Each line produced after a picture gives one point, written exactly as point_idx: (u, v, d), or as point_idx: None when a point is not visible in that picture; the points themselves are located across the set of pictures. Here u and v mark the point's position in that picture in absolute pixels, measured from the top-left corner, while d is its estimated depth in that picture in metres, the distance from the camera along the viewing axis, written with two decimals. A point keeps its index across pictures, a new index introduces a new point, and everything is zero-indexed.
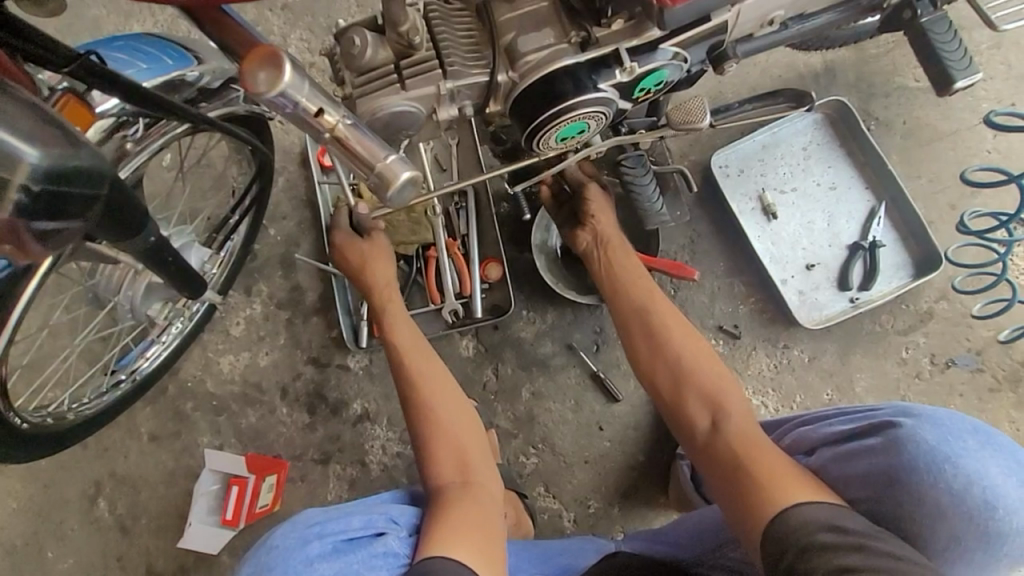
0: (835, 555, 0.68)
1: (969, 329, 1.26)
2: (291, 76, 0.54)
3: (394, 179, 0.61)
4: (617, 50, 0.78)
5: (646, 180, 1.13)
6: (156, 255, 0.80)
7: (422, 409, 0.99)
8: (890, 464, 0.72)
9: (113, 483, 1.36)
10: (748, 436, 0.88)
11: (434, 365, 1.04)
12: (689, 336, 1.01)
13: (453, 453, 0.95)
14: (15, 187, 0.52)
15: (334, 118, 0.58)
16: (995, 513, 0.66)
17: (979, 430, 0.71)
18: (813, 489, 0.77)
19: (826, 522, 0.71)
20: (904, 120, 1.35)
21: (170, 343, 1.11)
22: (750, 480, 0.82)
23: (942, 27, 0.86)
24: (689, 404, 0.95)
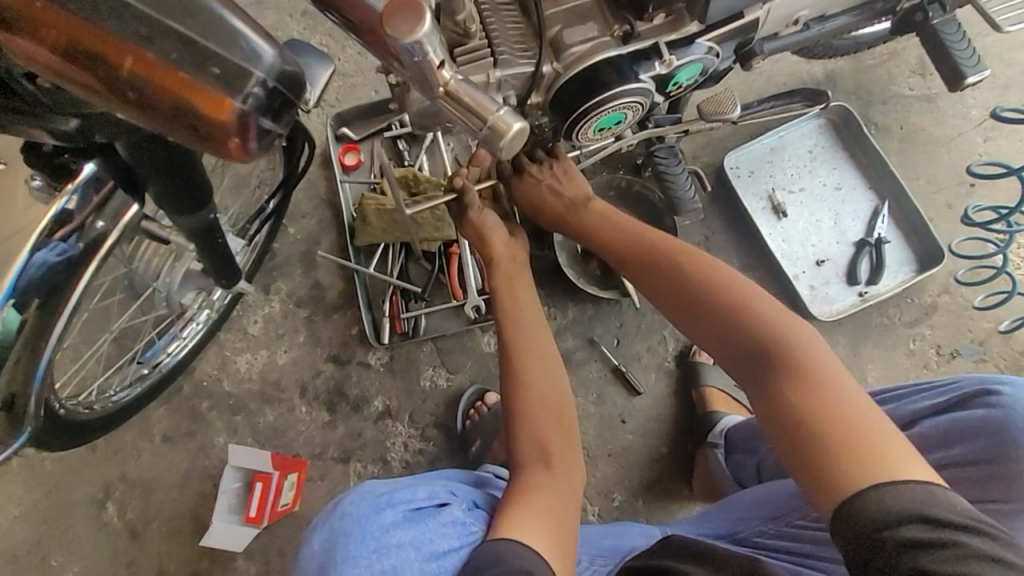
0: (919, 554, 0.59)
1: (971, 320, 1.32)
2: (429, 28, 0.49)
3: (507, 129, 0.57)
4: (657, 44, 0.83)
5: (678, 170, 1.27)
6: (207, 236, 0.80)
7: (518, 368, 0.93)
8: (1004, 422, 0.75)
9: (124, 486, 1.32)
10: (807, 373, 0.73)
11: (531, 335, 0.95)
12: (713, 285, 0.84)
13: (552, 434, 0.90)
14: (254, 80, 0.47)
15: (449, 75, 0.55)
16: None
17: None
18: (904, 462, 0.65)
19: (914, 512, 0.60)
20: (901, 125, 1.43)
21: (192, 336, 1.11)
22: (818, 453, 0.68)
23: (951, 29, 0.95)
24: (733, 359, 0.81)
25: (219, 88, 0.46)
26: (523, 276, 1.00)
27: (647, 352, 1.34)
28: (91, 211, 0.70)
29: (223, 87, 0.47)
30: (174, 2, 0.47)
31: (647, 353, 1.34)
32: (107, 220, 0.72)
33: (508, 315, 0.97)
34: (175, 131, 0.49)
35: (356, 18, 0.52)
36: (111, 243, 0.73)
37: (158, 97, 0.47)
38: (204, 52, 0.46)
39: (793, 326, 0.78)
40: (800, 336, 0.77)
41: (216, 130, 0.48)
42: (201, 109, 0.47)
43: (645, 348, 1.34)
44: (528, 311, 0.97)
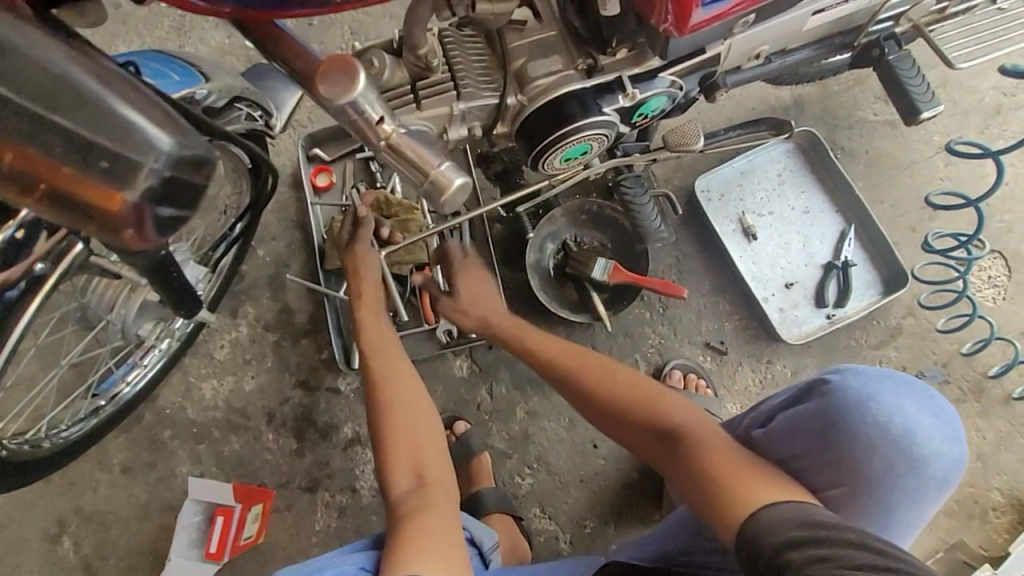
0: (809, 548, 0.63)
1: (935, 342, 1.34)
2: (363, 81, 0.51)
3: (447, 184, 0.56)
4: (620, 77, 0.83)
5: (643, 199, 1.29)
6: (162, 270, 0.77)
7: (384, 413, 0.95)
8: (830, 407, 0.78)
9: (79, 521, 1.27)
10: (696, 435, 0.83)
11: (398, 373, 0.99)
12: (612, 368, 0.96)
13: (422, 450, 0.93)
14: (144, 173, 0.56)
15: (390, 127, 0.54)
16: (914, 439, 0.75)
17: (899, 376, 0.80)
18: (778, 489, 0.72)
19: (797, 518, 0.67)
20: (866, 150, 1.46)
21: (152, 366, 1.07)
22: (713, 504, 0.74)
23: (906, 65, 0.98)
24: (643, 443, 0.90)
25: (107, 180, 0.54)
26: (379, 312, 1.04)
27: None
28: (37, 250, 0.68)
29: (112, 180, 0.54)
30: (61, 94, 0.51)
31: None
32: (51, 260, 0.70)
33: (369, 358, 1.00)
34: (65, 215, 0.56)
35: (298, 67, 0.54)
36: (54, 281, 0.71)
37: (45, 188, 0.53)
38: (94, 145, 0.53)
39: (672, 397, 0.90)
40: (679, 405, 0.89)
41: (113, 221, 0.57)
42: (93, 201, 0.55)
43: None
44: (388, 348, 1.01)
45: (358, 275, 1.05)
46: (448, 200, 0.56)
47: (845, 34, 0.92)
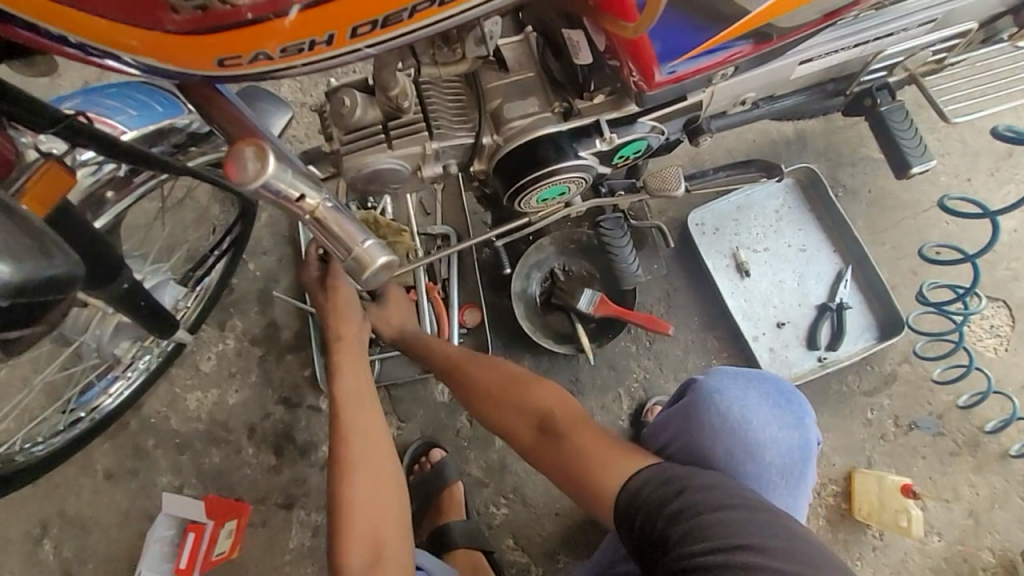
0: (671, 504, 0.81)
1: (930, 393, 1.30)
2: (275, 165, 0.54)
3: (371, 263, 0.62)
4: (598, 122, 0.81)
5: (623, 242, 1.22)
6: (130, 299, 0.78)
7: (347, 481, 0.90)
8: (692, 400, 0.94)
9: (62, 523, 1.29)
10: (567, 423, 0.96)
11: (371, 430, 0.95)
12: (491, 366, 1.06)
13: (384, 526, 0.90)
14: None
15: (315, 202, 0.59)
16: (750, 425, 0.91)
17: (750, 374, 0.97)
18: (635, 458, 0.88)
19: (657, 477, 0.84)
20: (869, 189, 1.42)
21: (134, 380, 1.10)
22: (589, 486, 0.89)
23: (899, 116, 0.97)
24: (523, 436, 1.00)
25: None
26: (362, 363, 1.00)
27: (601, 408, 1.32)
28: None
29: None
30: None
31: (601, 410, 1.31)
32: None
33: (347, 409, 0.95)
34: None
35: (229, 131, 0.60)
36: None
37: None
38: None
39: (540, 385, 1.02)
40: (548, 393, 1.01)
41: None
42: None
43: (599, 403, 1.32)
44: (367, 403, 0.98)
45: (340, 317, 1.00)
46: (368, 278, 0.63)
47: (836, 80, 0.92)
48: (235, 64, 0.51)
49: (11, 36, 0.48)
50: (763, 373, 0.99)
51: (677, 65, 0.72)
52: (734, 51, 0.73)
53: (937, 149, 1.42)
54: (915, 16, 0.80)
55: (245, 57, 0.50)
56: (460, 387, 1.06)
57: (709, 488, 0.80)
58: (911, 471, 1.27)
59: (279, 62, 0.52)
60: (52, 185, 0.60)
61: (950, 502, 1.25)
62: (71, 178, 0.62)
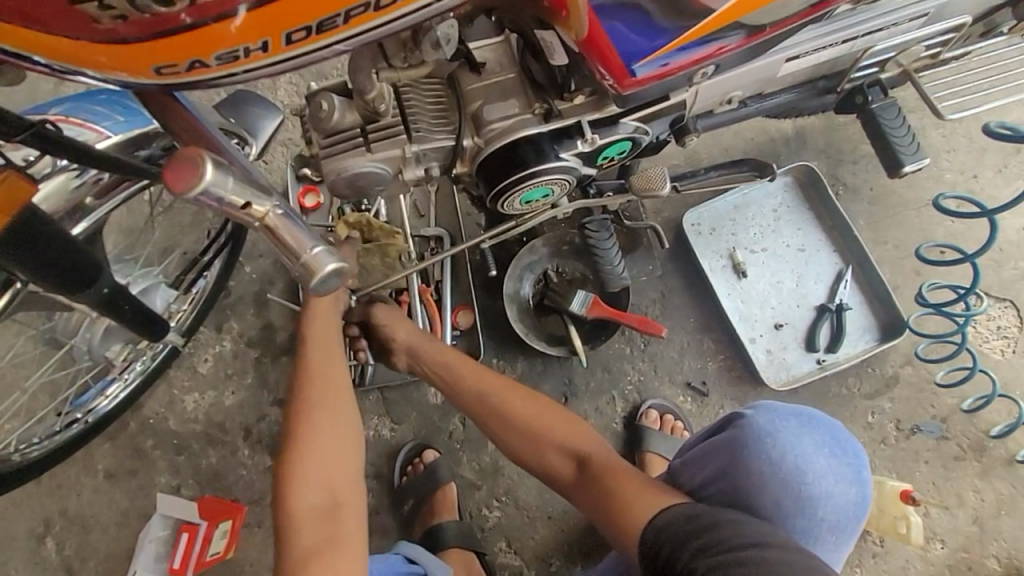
0: (698, 542, 0.79)
1: (933, 396, 1.27)
2: (214, 174, 0.53)
3: (319, 270, 0.61)
4: (579, 122, 0.80)
5: (608, 244, 1.22)
6: (112, 303, 0.78)
7: (303, 430, 0.91)
8: (735, 439, 0.88)
9: (63, 522, 1.30)
10: (605, 462, 0.97)
11: (330, 380, 0.95)
12: (531, 398, 1.05)
13: (334, 471, 0.90)
14: None
15: (264, 209, 0.59)
16: (803, 476, 0.84)
17: (804, 414, 0.90)
18: (666, 496, 0.89)
19: (684, 514, 0.84)
20: (871, 187, 1.38)
21: (130, 382, 1.12)
22: (620, 522, 0.90)
23: (891, 113, 0.94)
24: (559, 467, 1.01)
25: None
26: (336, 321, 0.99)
27: (595, 411, 1.30)
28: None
29: None
30: None
31: (595, 413, 1.30)
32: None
33: (309, 368, 0.95)
34: None
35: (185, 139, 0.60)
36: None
37: None
38: None
39: (580, 427, 1.03)
40: (588, 434, 1.02)
41: None
42: None
43: (593, 406, 1.30)
44: (333, 353, 0.97)
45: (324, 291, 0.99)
46: (318, 285, 0.62)
47: (828, 78, 0.90)
48: (172, 73, 0.50)
49: None
50: (821, 416, 0.91)
51: (665, 57, 0.71)
52: (725, 44, 0.72)
53: (943, 146, 1.39)
54: (906, 11, 0.79)
55: (181, 65, 0.49)
56: (491, 418, 1.05)
57: (737, 524, 0.79)
58: (913, 476, 1.24)
59: (216, 69, 0.50)
60: (10, 196, 0.54)
61: (953, 508, 1.22)
62: (32, 188, 0.55)
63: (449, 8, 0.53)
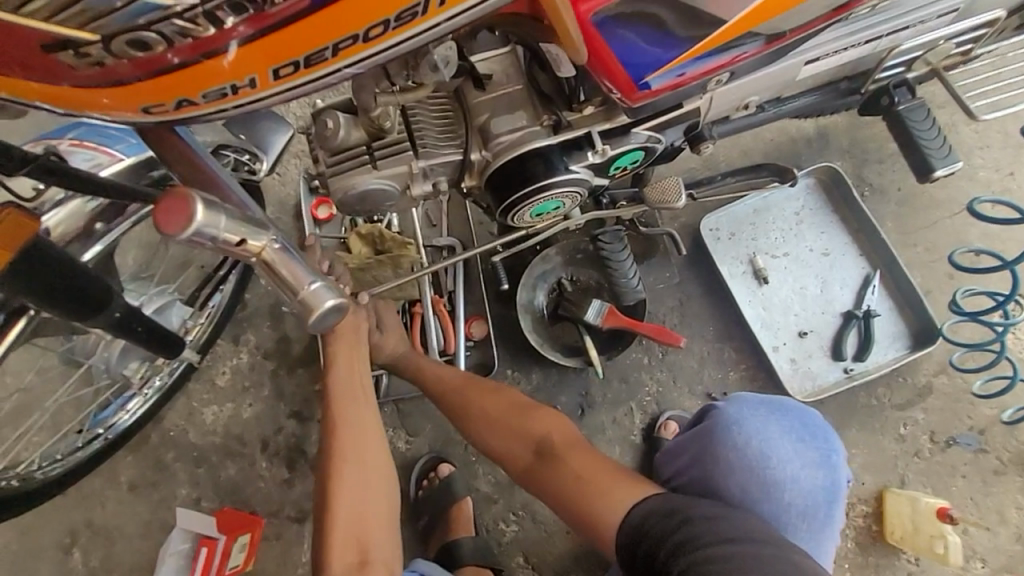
0: (673, 536, 0.80)
1: (970, 406, 1.21)
2: (205, 214, 0.53)
3: (318, 306, 0.63)
4: (589, 133, 0.78)
5: (622, 257, 1.19)
6: (125, 325, 0.79)
7: (336, 481, 0.87)
8: (707, 432, 0.89)
9: (88, 534, 1.33)
10: (570, 450, 0.95)
11: (362, 421, 0.91)
12: (492, 394, 1.04)
13: (371, 522, 0.88)
14: None
15: (260, 245, 0.59)
16: (769, 463, 0.85)
17: (773, 402, 0.90)
18: (633, 486, 0.88)
19: (659, 508, 0.83)
20: (899, 187, 1.32)
21: (149, 398, 1.13)
22: (591, 513, 0.89)
23: (919, 115, 0.90)
24: (521, 459, 0.99)
25: None
26: (359, 349, 0.94)
27: (612, 423, 1.27)
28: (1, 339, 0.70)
29: None
30: None
31: (613, 425, 1.27)
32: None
33: (343, 416, 0.90)
34: None
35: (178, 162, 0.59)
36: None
37: None
38: None
39: (541, 412, 1.01)
40: (551, 421, 1.00)
41: None
42: None
43: (610, 418, 1.28)
44: (358, 392, 0.93)
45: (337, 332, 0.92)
46: (317, 320, 0.64)
47: (851, 78, 0.86)
48: (160, 111, 0.50)
49: None
50: (790, 402, 0.92)
51: (683, 67, 0.68)
52: (743, 52, 0.69)
53: (976, 142, 1.32)
54: (934, 8, 0.75)
55: (168, 104, 0.49)
56: (454, 411, 1.05)
57: (711, 520, 0.79)
58: (949, 491, 1.18)
59: (203, 107, 0.50)
60: (14, 233, 0.54)
61: (994, 525, 1.16)
62: (36, 225, 0.56)
63: (438, 35, 0.52)
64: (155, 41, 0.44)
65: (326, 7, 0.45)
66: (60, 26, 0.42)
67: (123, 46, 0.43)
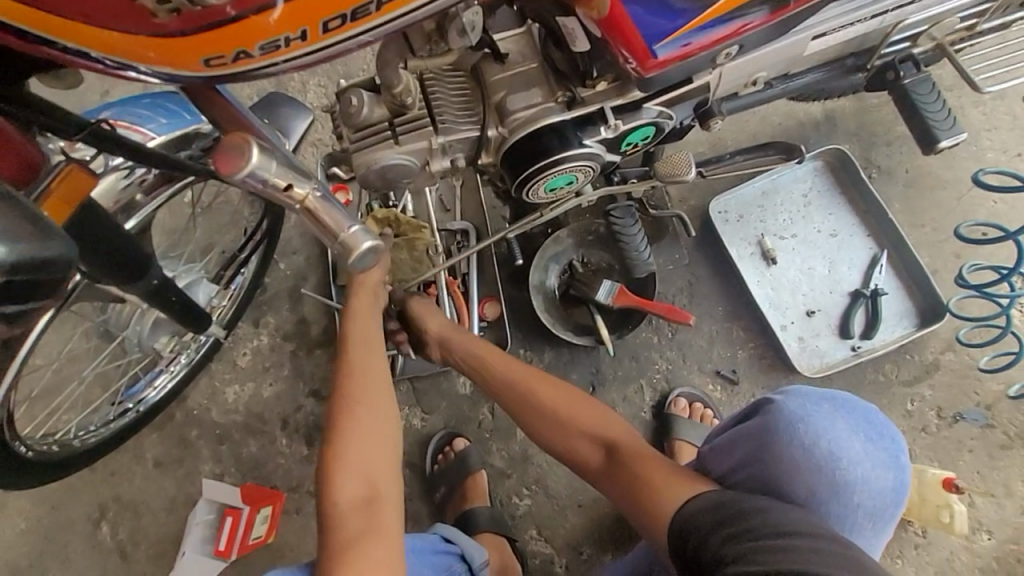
0: (727, 533, 0.78)
1: (977, 382, 1.23)
2: (260, 157, 0.59)
3: (355, 246, 0.67)
4: (602, 109, 0.81)
5: (634, 231, 1.23)
6: (160, 295, 0.83)
7: (344, 415, 0.90)
8: (764, 426, 0.84)
9: (117, 508, 1.38)
10: (640, 454, 0.97)
11: (367, 364, 0.94)
12: (553, 383, 1.07)
13: (374, 456, 0.89)
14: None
15: (304, 191, 0.63)
16: (837, 462, 0.79)
17: (837, 398, 0.85)
18: (695, 484, 0.89)
19: (713, 504, 0.82)
20: (906, 169, 1.34)
21: (176, 373, 1.18)
22: (649, 508, 0.90)
23: (924, 88, 0.93)
24: (591, 461, 1.02)
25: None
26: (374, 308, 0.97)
27: (623, 401, 1.30)
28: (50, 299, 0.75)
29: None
30: None
31: (623, 402, 1.30)
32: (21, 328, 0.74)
33: (352, 353, 0.94)
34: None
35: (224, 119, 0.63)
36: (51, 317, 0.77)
37: None
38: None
39: (609, 414, 1.03)
40: (617, 423, 1.02)
41: None
42: None
43: (620, 396, 1.31)
44: (370, 338, 0.96)
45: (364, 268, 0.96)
46: (355, 260, 0.68)
47: (857, 55, 0.89)
48: (219, 64, 0.53)
49: (37, 56, 0.52)
50: (854, 398, 0.86)
51: (687, 37, 0.70)
52: (747, 22, 0.72)
53: (983, 124, 1.34)
54: None
55: (227, 56, 0.53)
56: (512, 398, 1.07)
57: (766, 515, 0.77)
58: (956, 465, 1.20)
59: (258, 60, 0.54)
60: (74, 189, 0.59)
61: (1001, 498, 1.18)
62: (92, 181, 0.61)
63: None
64: None
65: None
66: None
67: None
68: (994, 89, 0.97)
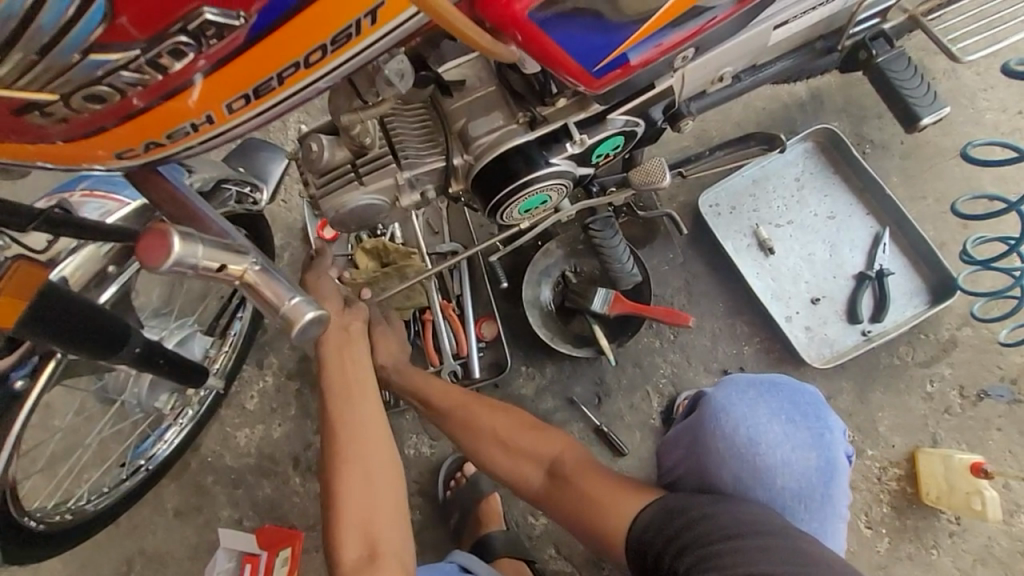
0: (677, 540, 0.83)
1: (999, 356, 1.18)
2: (182, 245, 0.56)
3: (299, 319, 0.63)
4: (566, 125, 0.79)
5: (615, 241, 1.20)
6: (146, 360, 0.83)
7: (340, 471, 0.93)
8: (698, 420, 0.90)
9: (142, 561, 1.39)
10: (581, 470, 0.98)
11: (360, 419, 0.96)
12: (496, 409, 1.06)
13: (377, 513, 0.92)
14: None
15: (242, 268, 0.61)
16: (758, 447, 0.85)
17: (762, 382, 0.90)
18: (635, 495, 0.92)
19: (660, 514, 0.87)
20: (902, 140, 1.29)
21: (184, 426, 1.19)
22: (599, 527, 0.92)
23: (899, 65, 0.91)
24: (529, 485, 1.01)
25: None
26: (354, 356, 0.99)
27: (631, 409, 1.28)
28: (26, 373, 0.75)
29: None
30: None
31: (631, 410, 1.28)
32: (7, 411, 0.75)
33: (334, 399, 0.96)
34: None
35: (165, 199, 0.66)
36: (35, 395, 0.77)
37: None
38: None
39: (549, 433, 1.03)
40: (556, 439, 1.03)
41: None
42: None
43: (628, 404, 1.28)
44: (356, 393, 0.97)
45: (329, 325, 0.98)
46: (301, 334, 0.64)
47: (826, 37, 0.86)
48: (132, 155, 0.56)
49: None
50: (780, 381, 0.91)
51: (660, 36, 0.69)
52: (711, 19, 0.70)
53: (978, 84, 1.28)
54: None
55: (137, 147, 0.55)
56: (458, 424, 1.06)
57: (710, 518, 0.82)
58: (984, 445, 1.16)
59: (167, 147, 0.56)
60: None
61: None
62: None
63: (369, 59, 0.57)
64: (110, 93, 0.49)
65: (260, 41, 0.50)
66: (26, 92, 0.47)
67: (83, 100, 0.49)
68: (975, 57, 0.92)
